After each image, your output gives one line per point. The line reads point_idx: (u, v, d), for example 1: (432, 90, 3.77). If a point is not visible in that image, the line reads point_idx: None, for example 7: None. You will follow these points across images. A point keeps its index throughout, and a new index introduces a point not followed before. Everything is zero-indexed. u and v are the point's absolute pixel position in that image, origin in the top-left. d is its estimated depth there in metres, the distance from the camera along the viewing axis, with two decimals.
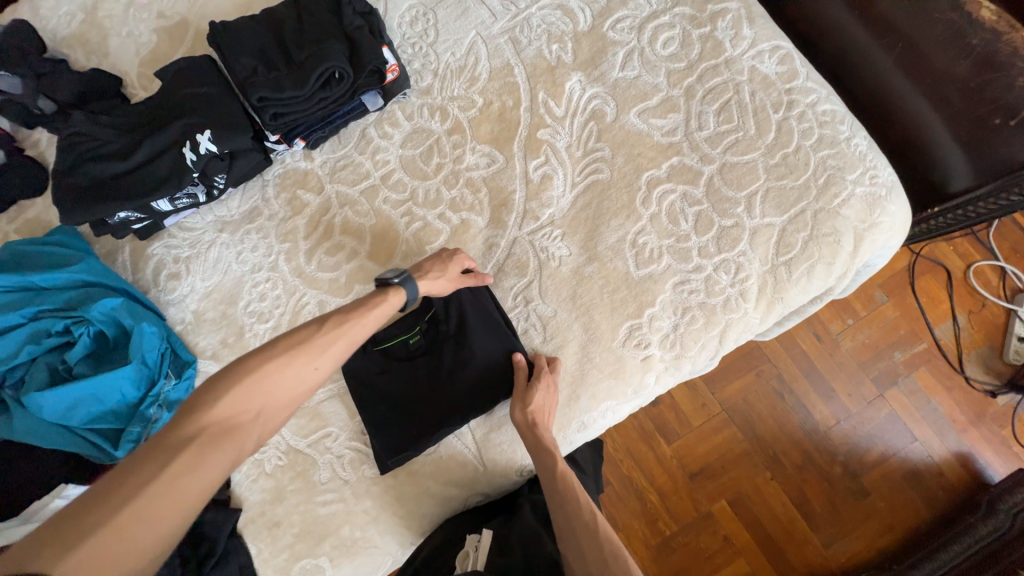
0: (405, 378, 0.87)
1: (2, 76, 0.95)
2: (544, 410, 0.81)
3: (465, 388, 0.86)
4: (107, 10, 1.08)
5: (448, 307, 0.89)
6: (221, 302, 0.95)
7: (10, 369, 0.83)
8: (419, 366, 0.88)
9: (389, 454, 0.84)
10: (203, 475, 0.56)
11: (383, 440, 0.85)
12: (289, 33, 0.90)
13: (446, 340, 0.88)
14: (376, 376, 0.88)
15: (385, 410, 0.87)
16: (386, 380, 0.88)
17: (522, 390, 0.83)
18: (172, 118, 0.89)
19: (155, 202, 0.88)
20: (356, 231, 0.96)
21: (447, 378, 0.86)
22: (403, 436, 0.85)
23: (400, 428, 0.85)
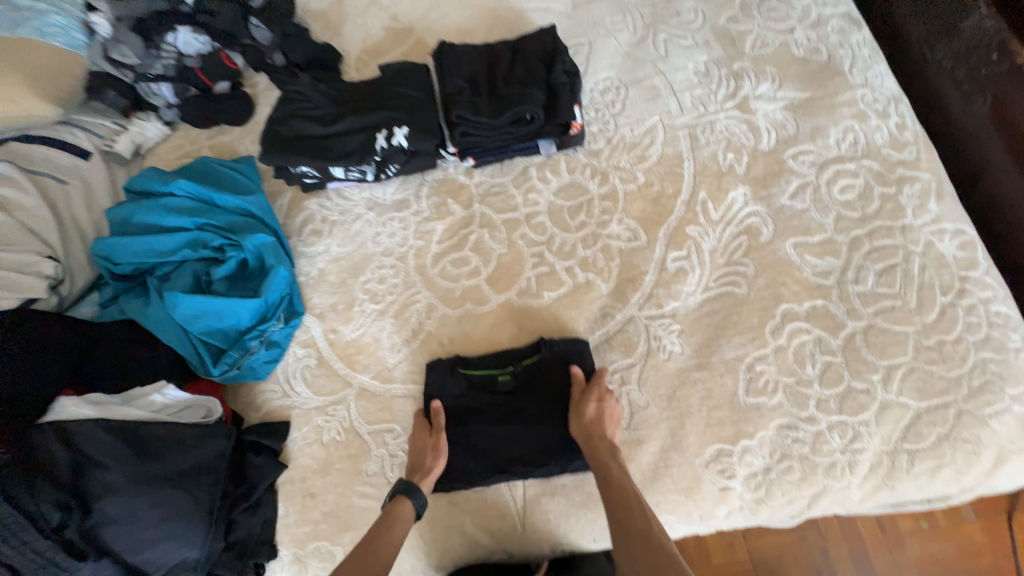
0: (481, 410, 0.88)
1: (261, 29, 1.15)
2: (602, 418, 0.80)
3: (539, 445, 0.85)
4: (353, 3, 1.26)
5: (548, 362, 0.89)
6: (345, 270, 1.02)
7: (163, 263, 0.93)
8: (498, 405, 0.88)
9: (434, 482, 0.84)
10: (386, 540, 0.74)
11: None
12: (501, 69, 0.99)
13: (537, 390, 0.88)
14: (453, 398, 0.89)
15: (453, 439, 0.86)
16: (463, 403, 0.88)
17: (576, 401, 0.83)
18: (378, 106, 1.00)
19: (334, 167, 0.98)
20: (485, 252, 1.00)
21: (521, 427, 0.85)
22: (461, 465, 0.85)
23: (455, 463, 0.85)
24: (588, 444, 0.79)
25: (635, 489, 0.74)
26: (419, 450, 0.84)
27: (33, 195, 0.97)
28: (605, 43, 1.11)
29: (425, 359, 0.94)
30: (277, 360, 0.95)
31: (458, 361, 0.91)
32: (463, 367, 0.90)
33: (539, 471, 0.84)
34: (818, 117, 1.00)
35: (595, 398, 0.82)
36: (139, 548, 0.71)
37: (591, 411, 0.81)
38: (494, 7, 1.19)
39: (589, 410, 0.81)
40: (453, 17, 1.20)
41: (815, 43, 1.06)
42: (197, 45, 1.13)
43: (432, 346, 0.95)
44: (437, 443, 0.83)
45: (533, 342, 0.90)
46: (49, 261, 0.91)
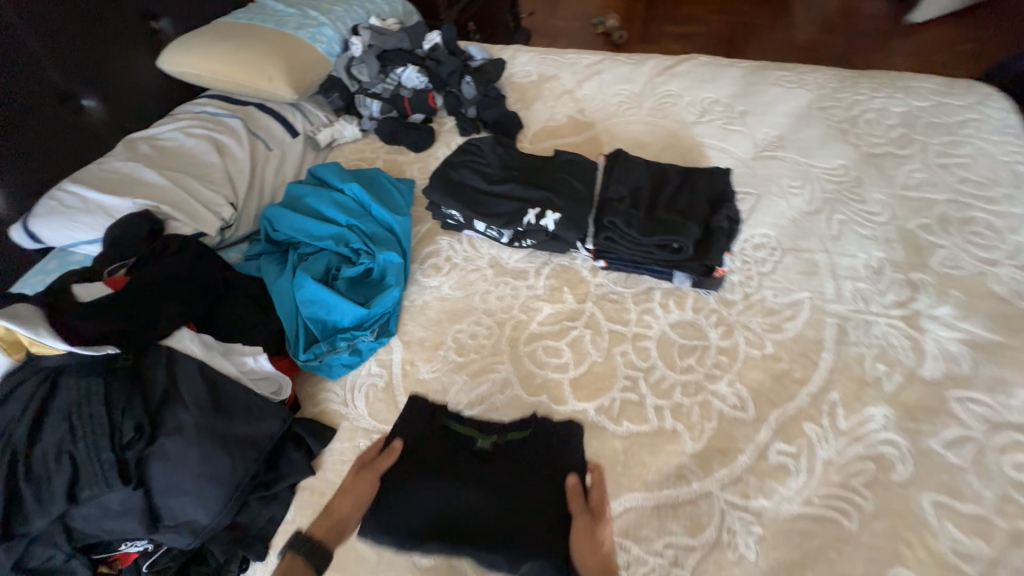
0: (435, 480, 0.79)
1: (469, 84, 1.31)
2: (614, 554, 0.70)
3: (493, 531, 0.73)
4: (551, 89, 1.40)
5: (540, 435, 0.85)
6: (445, 312, 1.05)
7: (307, 244, 1.04)
8: (471, 469, 0.81)
9: (374, 532, 0.75)
10: None
11: (380, 517, 0.76)
12: (665, 193, 1.01)
13: (521, 466, 0.81)
14: (415, 445, 0.85)
15: (403, 481, 0.79)
16: (429, 448, 0.84)
17: (587, 521, 0.72)
18: (541, 185, 1.06)
19: (478, 221, 1.05)
20: (580, 352, 0.97)
21: (517, 484, 0.78)
22: (412, 515, 0.76)
23: (404, 513, 0.76)
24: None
25: None
26: (338, 500, 0.76)
27: (245, 151, 1.17)
28: (774, 202, 1.10)
29: None
30: (354, 367, 0.99)
31: (440, 409, 0.91)
32: (443, 419, 0.89)
33: (483, 559, 0.72)
34: (1005, 368, 0.86)
35: (606, 524, 0.72)
36: (169, 493, 0.74)
37: (607, 539, 0.71)
38: (674, 133, 1.25)
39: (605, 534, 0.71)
40: (633, 130, 1.27)
41: (1019, 286, 0.93)
42: (415, 82, 1.32)
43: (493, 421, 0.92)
44: (364, 494, 0.77)
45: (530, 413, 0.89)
46: (228, 208, 1.06)
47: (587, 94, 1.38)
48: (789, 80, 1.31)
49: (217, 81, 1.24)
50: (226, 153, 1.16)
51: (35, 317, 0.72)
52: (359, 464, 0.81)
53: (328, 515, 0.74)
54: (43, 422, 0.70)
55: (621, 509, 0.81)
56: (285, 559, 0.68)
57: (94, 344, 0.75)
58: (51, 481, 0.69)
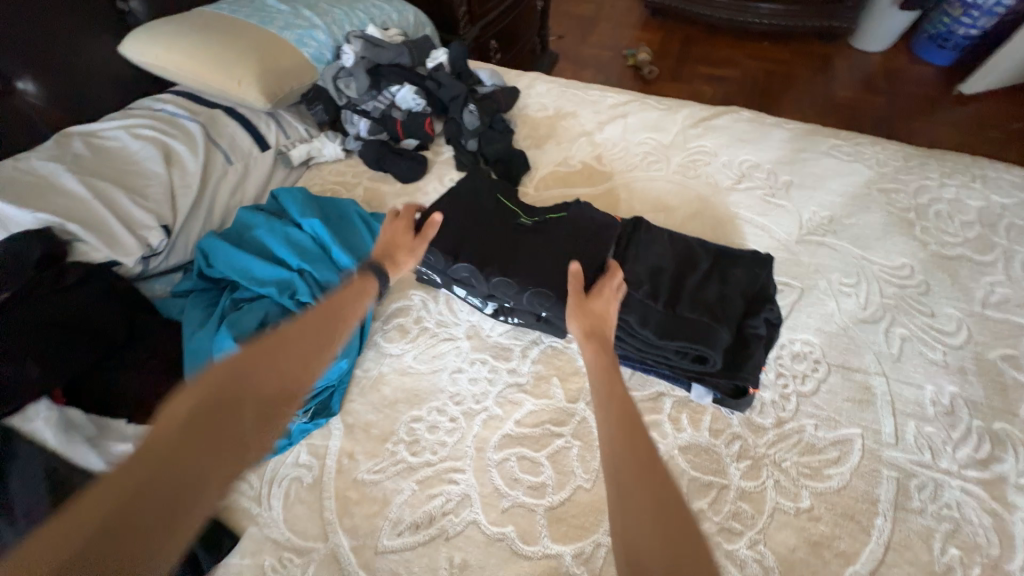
0: (491, 235, 0.86)
1: (471, 112, 1.12)
2: (608, 317, 0.74)
3: (524, 261, 0.82)
4: (568, 130, 1.22)
5: (577, 214, 0.89)
6: (404, 391, 0.85)
7: (247, 290, 0.85)
8: (511, 235, 0.87)
9: (420, 241, 0.84)
10: (300, 347, 0.62)
11: (419, 243, 0.84)
12: (691, 282, 0.82)
13: (552, 234, 0.87)
14: (458, 200, 0.91)
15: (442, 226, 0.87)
16: (471, 204, 0.91)
17: (579, 297, 0.74)
18: (541, 247, 0.84)
19: (455, 286, 0.86)
20: (562, 472, 0.76)
21: (558, 244, 0.85)
22: (440, 253, 0.84)
23: (450, 239, 0.85)
24: (591, 338, 0.70)
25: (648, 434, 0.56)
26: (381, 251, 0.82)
27: (197, 162, 0.99)
28: (822, 302, 0.90)
29: (420, 566, 0.70)
30: (279, 452, 0.80)
31: (488, 177, 0.97)
32: (497, 194, 0.95)
33: (523, 292, 0.79)
34: None
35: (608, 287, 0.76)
36: None
37: (599, 309, 0.73)
38: (705, 198, 1.06)
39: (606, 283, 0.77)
40: (657, 189, 1.08)
41: None
42: (411, 104, 1.14)
43: (438, 555, 0.71)
44: (415, 245, 0.84)
45: (566, 203, 0.91)
46: (159, 232, 0.87)
47: (608, 138, 1.20)
48: (845, 151, 1.12)
49: (184, 78, 1.07)
50: (175, 164, 0.98)
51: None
52: (399, 220, 0.86)
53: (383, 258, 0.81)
54: None
55: None
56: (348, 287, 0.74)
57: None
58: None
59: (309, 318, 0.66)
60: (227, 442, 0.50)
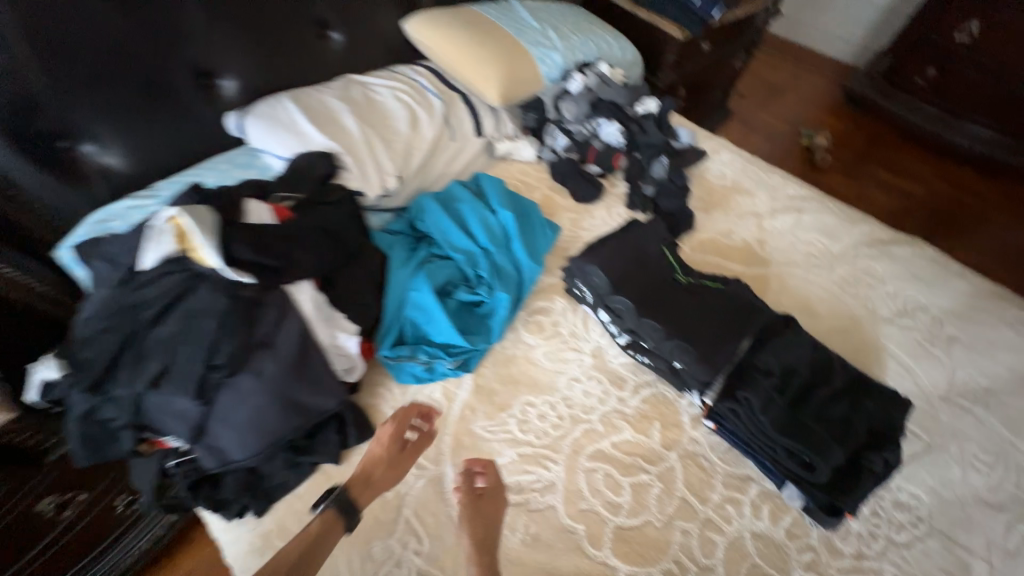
0: (651, 281, 0.96)
1: (661, 162, 1.25)
2: (489, 522, 0.81)
3: (674, 315, 0.91)
4: (738, 206, 1.28)
5: (732, 290, 0.97)
6: (527, 377, 0.99)
7: (439, 247, 1.04)
8: (669, 287, 0.95)
9: (591, 264, 0.96)
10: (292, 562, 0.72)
11: (589, 265, 0.96)
12: (824, 395, 0.86)
13: (706, 300, 0.94)
14: (630, 241, 1.01)
15: (613, 257, 0.97)
16: (640, 248, 1.01)
17: (472, 497, 0.83)
18: (692, 307, 0.92)
19: (602, 311, 0.97)
20: (640, 504, 0.85)
21: (708, 311, 0.92)
22: (604, 279, 0.94)
23: (617, 270, 0.95)
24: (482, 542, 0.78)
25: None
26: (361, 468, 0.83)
27: (432, 133, 1.22)
28: (947, 467, 0.88)
29: (501, 522, 0.83)
30: (421, 382, 0.96)
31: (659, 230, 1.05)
32: (663, 245, 1.04)
33: (666, 341, 0.88)
34: None
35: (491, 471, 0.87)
36: (224, 420, 0.77)
37: (487, 510, 0.82)
38: (854, 319, 1.07)
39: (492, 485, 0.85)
40: (808, 293, 1.11)
41: None
42: (612, 138, 1.28)
43: (518, 521, 0.84)
44: (398, 466, 0.85)
45: (724, 277, 0.99)
46: (393, 178, 1.10)
47: (775, 227, 1.24)
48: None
49: (440, 59, 1.31)
50: (415, 127, 1.21)
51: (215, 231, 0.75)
52: (392, 431, 0.86)
53: (359, 482, 0.81)
54: (166, 313, 0.74)
55: None
56: (314, 520, 0.77)
57: (241, 268, 0.77)
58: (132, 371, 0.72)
59: (297, 545, 0.74)
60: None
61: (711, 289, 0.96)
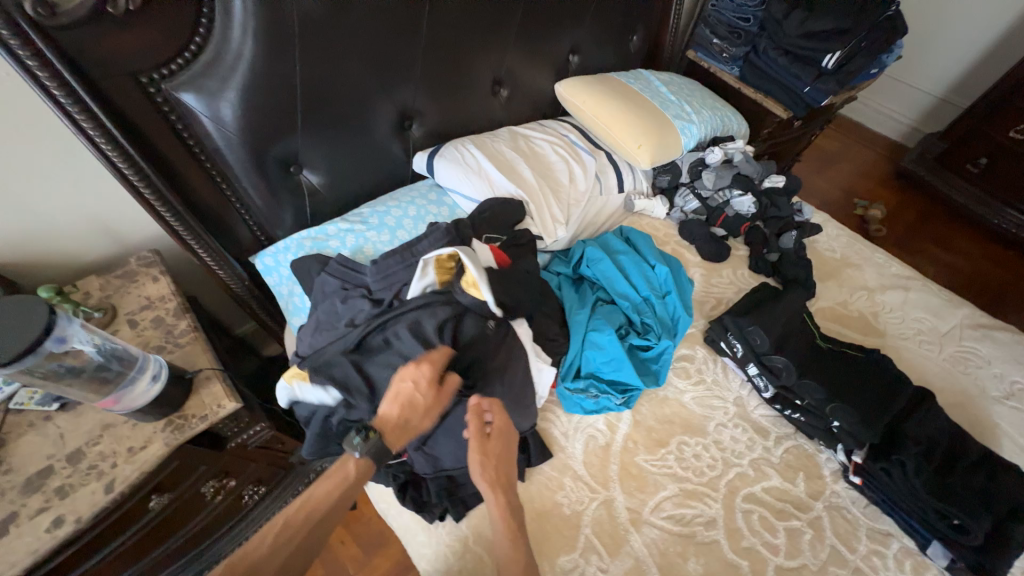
0: (800, 344, 1.11)
1: (787, 234, 1.40)
2: (503, 440, 0.84)
3: (825, 377, 1.05)
4: (850, 278, 1.41)
5: (873, 361, 1.11)
6: (678, 418, 1.10)
7: (606, 293, 1.17)
8: (814, 351, 1.11)
9: (748, 323, 1.11)
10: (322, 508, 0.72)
11: (746, 323, 1.12)
12: (963, 466, 0.96)
13: (848, 367, 1.10)
14: (778, 305, 1.16)
15: (766, 318, 1.12)
16: (789, 313, 1.15)
17: (481, 439, 0.82)
18: (838, 373, 1.08)
19: (753, 365, 1.10)
20: (795, 547, 0.95)
21: (853, 378, 1.08)
22: (761, 337, 1.09)
23: (772, 330, 1.10)
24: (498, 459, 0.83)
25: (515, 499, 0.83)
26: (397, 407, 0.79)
27: (586, 187, 1.37)
28: None
29: (671, 549, 0.93)
30: (586, 413, 1.06)
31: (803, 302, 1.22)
32: (805, 314, 1.19)
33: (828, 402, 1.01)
34: None
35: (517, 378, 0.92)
36: (448, 432, 0.90)
37: (495, 435, 0.84)
38: (968, 396, 1.18)
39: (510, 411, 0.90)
40: (924, 366, 1.22)
41: None
42: (743, 208, 1.43)
43: (687, 550, 0.93)
44: (432, 405, 0.81)
45: (860, 349, 1.14)
46: (561, 226, 1.24)
47: (885, 302, 1.36)
48: None
49: (592, 120, 1.47)
50: (572, 180, 1.36)
51: (481, 267, 0.90)
52: (429, 379, 0.80)
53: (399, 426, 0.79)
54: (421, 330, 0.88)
55: None
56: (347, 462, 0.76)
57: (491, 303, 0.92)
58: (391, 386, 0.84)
59: (334, 487, 0.74)
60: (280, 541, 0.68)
61: (850, 357, 1.13)
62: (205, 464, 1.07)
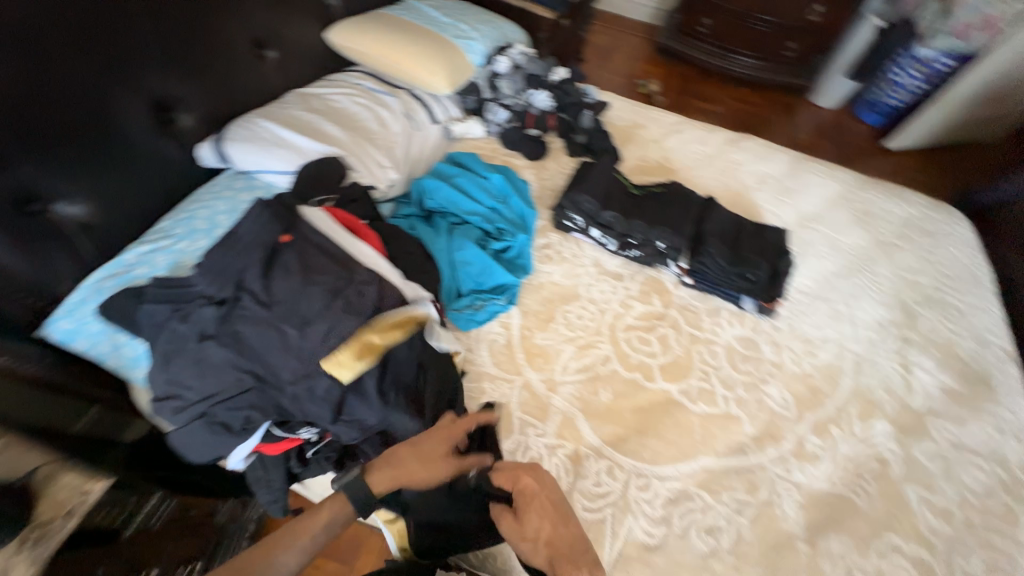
0: (620, 197, 1.32)
1: (584, 114, 1.58)
2: (538, 514, 0.86)
3: (643, 214, 1.29)
4: (642, 137, 1.70)
5: (672, 189, 1.37)
6: (556, 295, 1.27)
7: (457, 217, 1.23)
8: (631, 197, 1.33)
9: (576, 194, 1.29)
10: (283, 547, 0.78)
11: (574, 195, 1.29)
12: (745, 237, 1.30)
13: (657, 201, 1.34)
14: (594, 173, 1.35)
15: (589, 185, 1.31)
16: (603, 177, 1.36)
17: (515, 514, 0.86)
18: (653, 207, 1.31)
19: (594, 228, 1.30)
20: (666, 346, 1.21)
21: (663, 206, 1.32)
22: (590, 203, 1.28)
23: (596, 193, 1.29)
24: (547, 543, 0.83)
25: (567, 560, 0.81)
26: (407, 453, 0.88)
27: (399, 127, 1.37)
28: (813, 261, 1.42)
29: (585, 392, 1.11)
30: (482, 324, 1.16)
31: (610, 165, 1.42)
32: (615, 172, 1.40)
33: (651, 232, 1.25)
34: (967, 409, 1.18)
35: (537, 505, 0.87)
36: (359, 391, 0.87)
37: (530, 516, 0.86)
38: (738, 193, 1.56)
39: (533, 520, 0.85)
40: (707, 183, 1.58)
41: (977, 355, 1.28)
42: (543, 104, 1.58)
43: (596, 386, 1.12)
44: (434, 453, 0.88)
45: (660, 184, 1.40)
46: (392, 170, 1.24)
47: (670, 147, 1.68)
48: (824, 173, 1.67)
49: (380, 62, 1.43)
50: (385, 126, 1.35)
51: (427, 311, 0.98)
52: (441, 423, 0.92)
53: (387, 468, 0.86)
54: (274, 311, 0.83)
55: (698, 468, 1.03)
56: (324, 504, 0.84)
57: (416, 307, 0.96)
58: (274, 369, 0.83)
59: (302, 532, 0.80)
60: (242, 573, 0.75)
61: (657, 193, 1.38)
62: (104, 565, 0.89)
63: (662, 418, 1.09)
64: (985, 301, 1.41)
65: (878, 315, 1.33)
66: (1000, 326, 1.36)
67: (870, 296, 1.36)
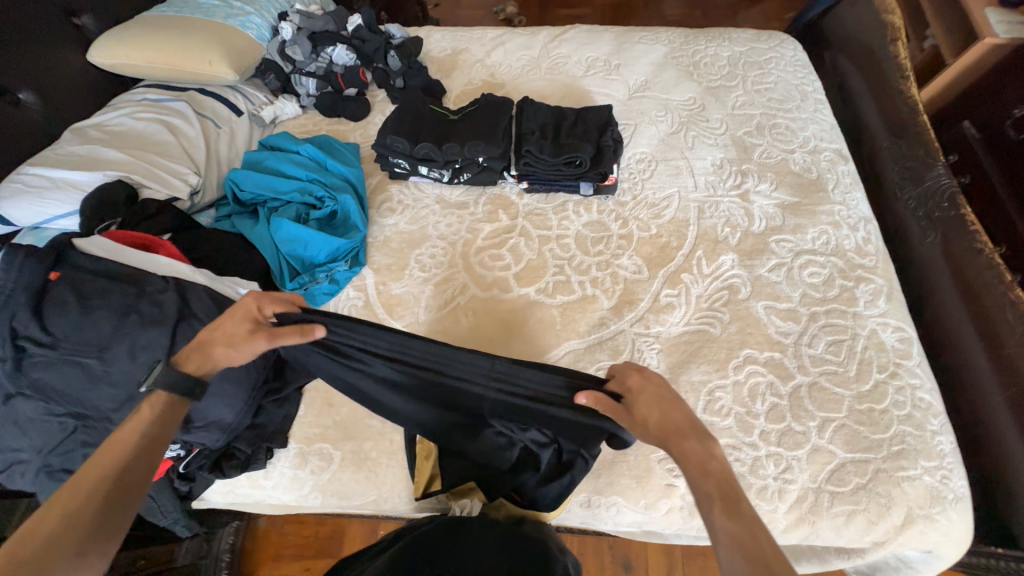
0: (435, 128, 1.31)
1: (392, 56, 1.50)
2: (643, 398, 0.70)
3: (459, 136, 1.28)
4: (465, 60, 1.65)
5: (485, 103, 1.37)
6: (406, 241, 1.25)
7: (275, 199, 1.21)
8: (448, 125, 1.33)
9: (386, 136, 1.27)
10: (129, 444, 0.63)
11: (383, 137, 1.27)
12: (565, 125, 1.31)
13: (473, 119, 1.33)
14: (403, 112, 1.33)
15: (397, 126, 1.29)
16: (416, 113, 1.34)
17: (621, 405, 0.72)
18: (470, 126, 1.31)
19: (420, 167, 1.29)
20: (518, 254, 1.23)
21: (478, 122, 1.31)
22: (401, 141, 1.26)
23: (405, 131, 1.28)
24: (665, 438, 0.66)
25: (676, 436, 0.65)
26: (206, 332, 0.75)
27: (196, 128, 1.29)
28: (646, 127, 1.44)
29: (448, 322, 1.14)
30: (334, 294, 1.16)
31: (426, 99, 1.39)
32: (429, 104, 1.38)
33: (471, 151, 1.25)
34: (803, 217, 1.25)
35: (645, 397, 0.70)
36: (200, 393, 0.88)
37: (640, 408, 0.69)
38: (569, 85, 1.55)
39: (639, 411, 0.69)
40: (537, 85, 1.55)
41: (808, 164, 1.34)
42: (345, 59, 1.50)
43: (459, 314, 1.15)
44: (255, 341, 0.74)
45: (477, 100, 1.38)
46: (193, 175, 1.19)
47: (495, 61, 1.64)
48: (648, 38, 1.66)
49: (155, 69, 1.35)
50: (178, 132, 1.26)
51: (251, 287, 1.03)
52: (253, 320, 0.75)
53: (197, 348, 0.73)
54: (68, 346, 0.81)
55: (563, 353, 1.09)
56: (143, 403, 0.67)
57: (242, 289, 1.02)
58: (94, 403, 0.83)
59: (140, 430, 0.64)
60: (108, 521, 0.57)
61: (477, 109, 1.35)
62: None
63: (526, 321, 1.13)
64: (813, 111, 1.45)
65: (712, 156, 1.37)
66: (829, 131, 1.41)
67: (704, 142, 1.40)
